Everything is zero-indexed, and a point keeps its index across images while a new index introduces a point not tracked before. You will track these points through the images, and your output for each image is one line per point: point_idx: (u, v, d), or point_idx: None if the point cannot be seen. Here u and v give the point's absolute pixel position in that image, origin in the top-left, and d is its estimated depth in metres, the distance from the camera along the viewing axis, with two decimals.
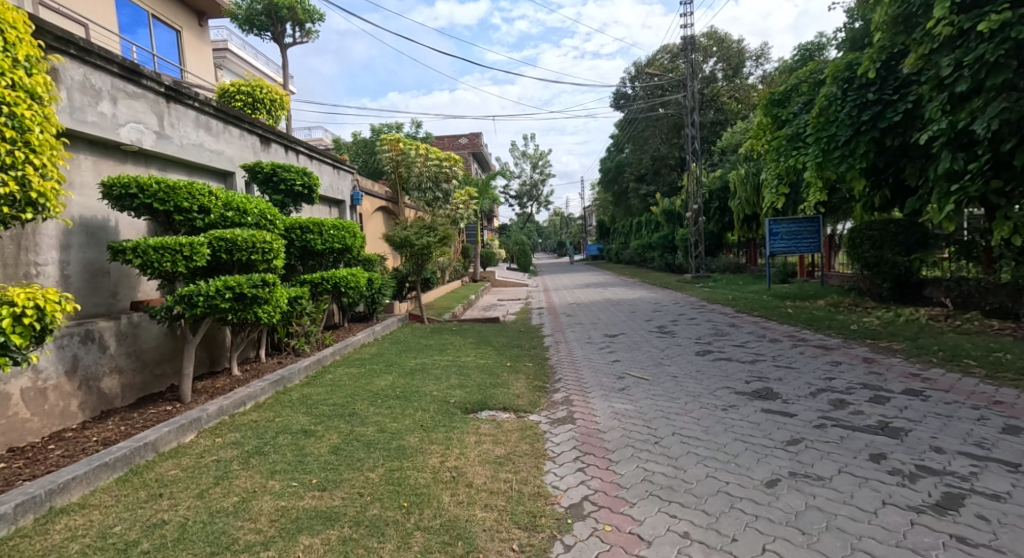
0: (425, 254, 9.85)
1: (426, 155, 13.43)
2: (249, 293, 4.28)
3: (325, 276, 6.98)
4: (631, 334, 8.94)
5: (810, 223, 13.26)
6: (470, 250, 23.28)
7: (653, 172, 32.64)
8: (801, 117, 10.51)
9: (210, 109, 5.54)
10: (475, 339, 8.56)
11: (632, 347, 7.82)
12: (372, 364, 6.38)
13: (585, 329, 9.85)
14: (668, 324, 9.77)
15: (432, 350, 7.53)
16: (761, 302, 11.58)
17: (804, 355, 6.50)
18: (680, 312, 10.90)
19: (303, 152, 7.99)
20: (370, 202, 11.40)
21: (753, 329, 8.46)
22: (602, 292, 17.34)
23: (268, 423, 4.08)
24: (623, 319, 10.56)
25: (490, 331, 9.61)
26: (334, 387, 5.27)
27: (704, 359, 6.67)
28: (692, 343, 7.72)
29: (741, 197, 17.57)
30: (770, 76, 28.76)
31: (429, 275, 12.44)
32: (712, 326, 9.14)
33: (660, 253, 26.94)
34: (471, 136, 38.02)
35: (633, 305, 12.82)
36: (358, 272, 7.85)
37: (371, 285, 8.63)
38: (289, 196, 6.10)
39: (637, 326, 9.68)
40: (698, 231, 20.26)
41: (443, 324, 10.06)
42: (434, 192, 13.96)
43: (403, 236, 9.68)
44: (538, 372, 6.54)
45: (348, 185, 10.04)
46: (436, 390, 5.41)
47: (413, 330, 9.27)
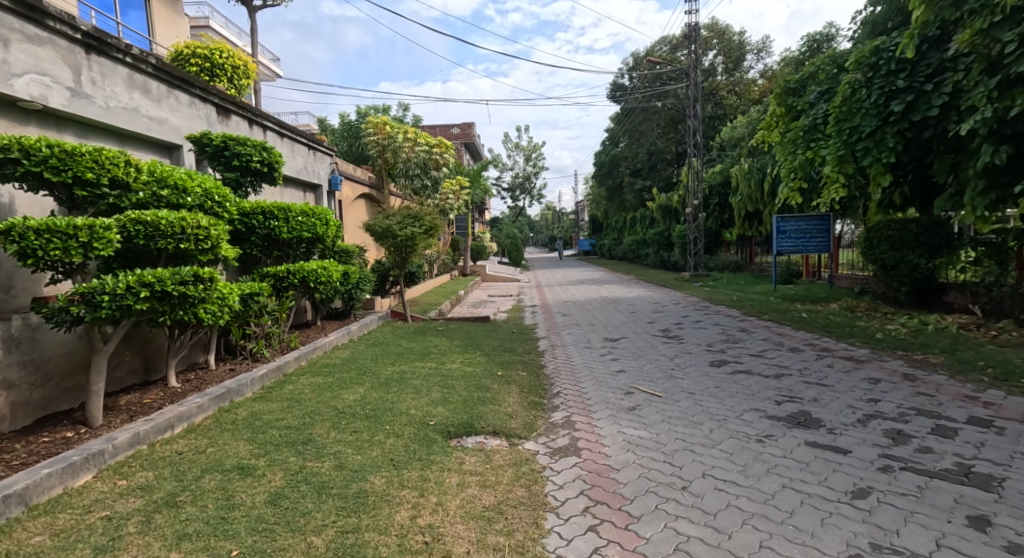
0: (410, 246, 8.99)
1: (414, 139, 12.56)
2: (174, 291, 3.42)
3: (291, 269, 6.13)
4: (634, 339, 8.17)
5: (819, 221, 12.54)
6: (461, 242, 22.42)
7: (649, 167, 31.92)
8: (820, 106, 9.75)
9: (148, 67, 4.67)
10: (460, 342, 7.73)
11: (636, 354, 7.04)
12: (342, 372, 5.53)
13: (583, 331, 9.07)
14: (673, 327, 9.01)
15: (413, 354, 6.70)
16: (769, 304, 10.85)
17: (834, 369, 5.75)
18: (684, 314, 10.16)
19: (271, 129, 7.12)
20: (351, 190, 10.48)
21: (768, 336, 7.71)
22: (597, 289, 16.57)
23: (192, 457, 3.22)
24: (623, 321, 9.78)
25: (479, 332, 8.77)
26: (291, 403, 4.43)
27: (720, 371, 5.91)
28: (702, 351, 6.95)
29: (744, 193, 16.84)
30: (771, 71, 28.04)
31: (414, 269, 11.59)
32: (722, 331, 8.38)
33: (655, 250, 26.26)
34: (464, 126, 37.11)
35: (632, 305, 12.04)
36: (331, 264, 6.98)
37: (347, 279, 7.78)
38: (246, 174, 5.21)
39: (639, 329, 8.90)
40: (698, 227, 19.55)
41: (427, 323, 9.22)
42: (422, 180, 13.10)
43: (385, 225, 8.82)
44: (533, 383, 5.74)
45: (326, 168, 9.15)
46: (413, 408, 4.57)
47: (394, 330, 8.43)
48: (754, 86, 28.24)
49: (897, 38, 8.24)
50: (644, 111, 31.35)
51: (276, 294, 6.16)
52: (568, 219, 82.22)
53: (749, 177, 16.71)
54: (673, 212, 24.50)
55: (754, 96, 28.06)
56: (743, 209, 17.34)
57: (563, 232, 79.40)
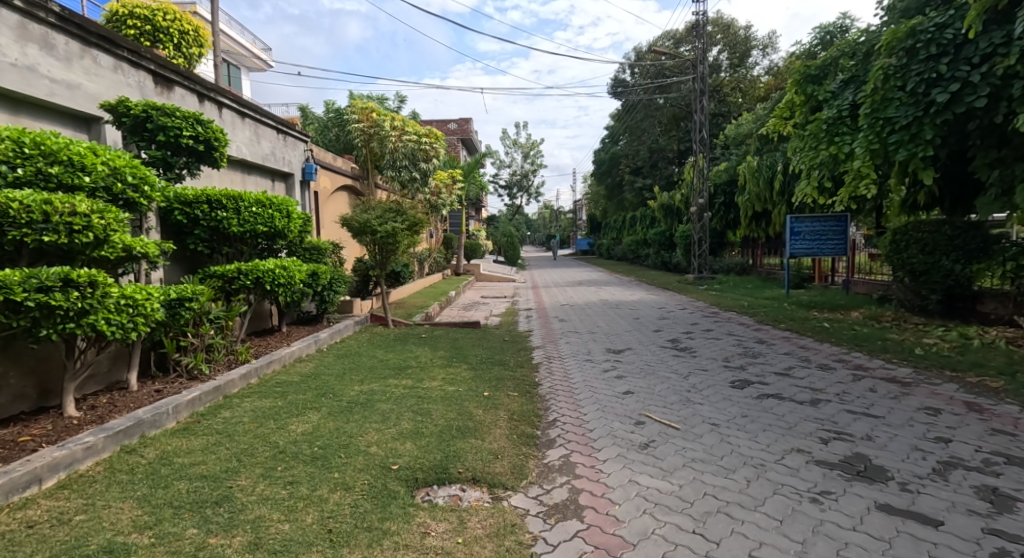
0: (390, 243, 8.06)
1: (400, 129, 11.60)
2: (31, 300, 2.91)
3: (243, 268, 5.24)
4: (640, 350, 7.32)
5: (836, 222, 11.72)
6: (454, 240, 21.50)
7: (650, 165, 31.14)
8: (846, 95, 8.89)
9: (51, 16, 3.75)
10: (443, 353, 6.85)
11: (644, 370, 6.18)
12: (297, 393, 4.66)
13: (584, 340, 8.19)
14: (683, 337, 8.15)
15: (387, 369, 5.82)
16: (784, 311, 10.02)
17: (878, 394, 4.90)
18: (693, 322, 9.33)
19: (229, 107, 6.20)
20: (327, 181, 9.56)
21: (791, 350, 6.87)
22: (596, 291, 15.71)
23: (48, 534, 2.39)
24: (626, 329, 8.91)
25: (467, 341, 7.89)
26: (219, 439, 3.53)
27: (744, 394, 5.06)
28: (719, 368, 6.10)
29: (752, 191, 15.99)
30: (778, 67, 27.27)
31: (399, 269, 10.68)
32: (737, 343, 7.53)
33: (656, 251, 25.45)
34: (461, 122, 36.27)
35: (634, 310, 11.19)
36: (295, 263, 6.09)
37: (317, 279, 6.87)
38: (176, 152, 4.32)
39: (644, 339, 8.05)
40: (702, 228, 18.70)
41: (408, 330, 8.32)
42: (410, 172, 12.11)
43: (363, 219, 7.90)
44: (526, 408, 4.87)
45: (298, 155, 8.23)
46: (374, 445, 3.72)
47: (371, 338, 7.53)
48: (760, 83, 27.48)
49: (937, 19, 7.40)
50: (646, 107, 30.52)
51: (226, 297, 5.27)
52: (567, 218, 81.36)
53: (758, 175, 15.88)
54: (675, 212, 23.70)
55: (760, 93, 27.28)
56: (750, 209, 16.51)
57: (561, 231, 78.60)
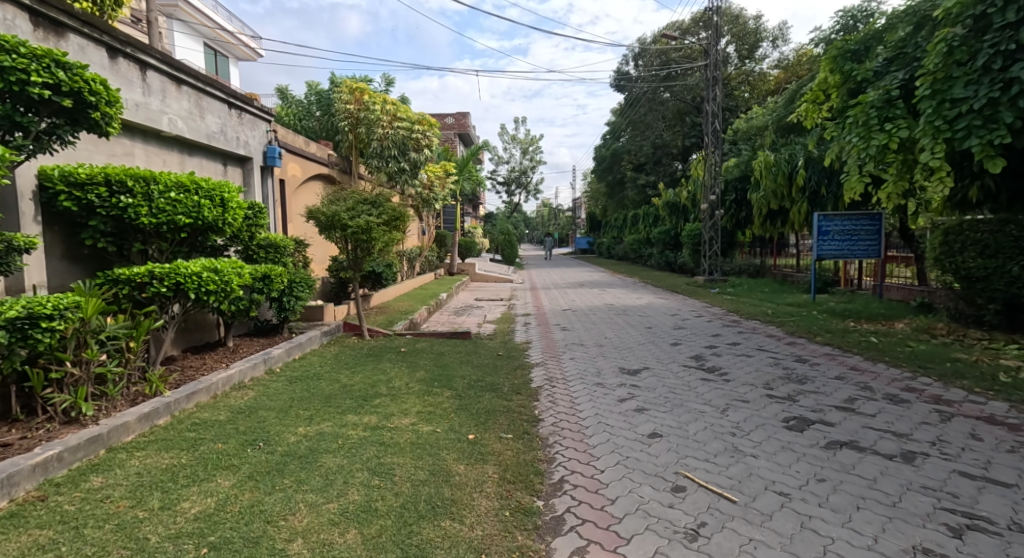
0: (364, 241, 6.84)
1: (393, 113, 10.27)
2: None
3: (157, 272, 4.04)
4: (659, 369, 6.16)
5: (869, 221, 10.56)
6: (448, 238, 20.29)
7: (653, 161, 29.96)
8: (894, 75, 7.74)
9: None
10: (420, 375, 5.65)
11: (669, 401, 5.00)
12: (216, 442, 3.46)
13: (591, 356, 7.01)
14: (707, 353, 6.96)
15: (346, 401, 4.62)
16: (815, 321, 8.85)
17: (987, 444, 3.72)
18: (714, 335, 8.18)
19: (156, 68, 4.99)
20: (297, 168, 8.36)
21: (843, 375, 5.69)
22: (599, 294, 14.55)
23: None
24: (639, 342, 7.76)
25: (453, 357, 6.70)
26: (57, 538, 2.35)
27: (807, 441, 3.88)
28: (761, 399, 4.94)
29: (768, 186, 14.85)
30: (789, 60, 25.98)
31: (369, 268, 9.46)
32: (773, 363, 6.34)
33: (660, 251, 24.31)
34: (458, 116, 34.95)
35: (644, 318, 10.02)
36: (237, 265, 4.89)
37: (269, 284, 5.67)
38: (36, 110, 3.31)
39: (661, 355, 6.88)
40: (713, 227, 17.49)
41: (384, 343, 7.15)
42: (399, 162, 10.78)
43: (331, 211, 6.68)
44: (524, 461, 3.69)
45: (258, 136, 7.03)
46: (296, 539, 2.54)
47: (337, 354, 6.33)
48: (770, 77, 26.22)
49: None
50: (650, 101, 29.26)
51: (134, 309, 4.07)
52: (566, 216, 80.15)
53: (774, 170, 14.72)
54: (680, 209, 22.55)
55: (769, 86, 26.04)
56: (766, 207, 15.34)
57: (560, 229, 77.47)
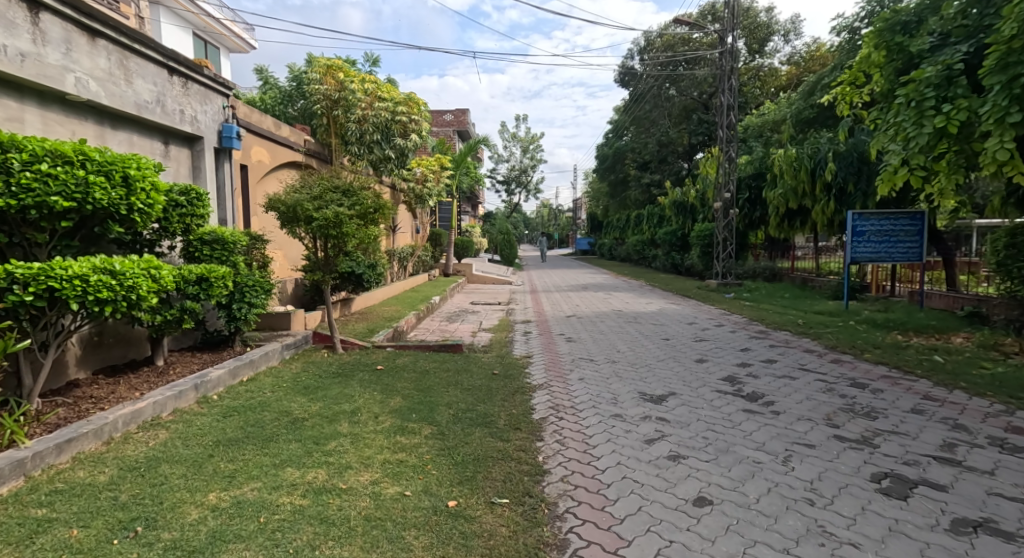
0: (333, 236, 5.71)
1: (372, 93, 9.27)
2: None
3: (19, 273, 2.92)
4: (688, 396, 5.08)
5: (910, 221, 9.44)
6: (444, 237, 19.19)
7: (658, 160, 28.86)
8: (955, 48, 6.64)
9: None
10: (393, 406, 4.54)
11: (710, 443, 3.92)
12: (71, 529, 2.37)
13: (604, 377, 5.92)
14: (742, 374, 5.87)
15: (290, 446, 3.50)
16: (855, 334, 7.78)
17: None
18: (743, 351, 7.10)
19: (53, 11, 3.92)
20: (264, 154, 7.26)
21: (920, 407, 4.58)
22: (605, 299, 13.49)
23: None
24: (658, 359, 6.66)
25: (439, 377, 5.60)
26: None
27: (922, 519, 2.78)
28: (829, 442, 3.84)
29: (788, 183, 13.73)
30: (802, 54, 24.86)
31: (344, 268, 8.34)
32: (825, 388, 5.24)
33: (666, 253, 23.26)
34: (457, 113, 33.80)
35: (659, 328, 8.94)
36: (154, 263, 3.71)
37: (208, 288, 4.55)
38: None
39: (687, 377, 5.80)
40: (726, 227, 16.38)
41: (357, 360, 6.04)
42: (383, 148, 9.72)
43: (293, 200, 5.57)
44: (524, 549, 2.61)
45: (210, 111, 5.95)
46: None
47: (297, 376, 5.21)
48: (782, 72, 25.09)
49: None
50: (656, 97, 28.11)
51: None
52: (566, 217, 79.03)
53: (795, 165, 13.62)
54: (688, 209, 21.48)
55: (781, 81, 24.92)
56: (784, 206, 14.26)
57: (560, 230, 76.49)
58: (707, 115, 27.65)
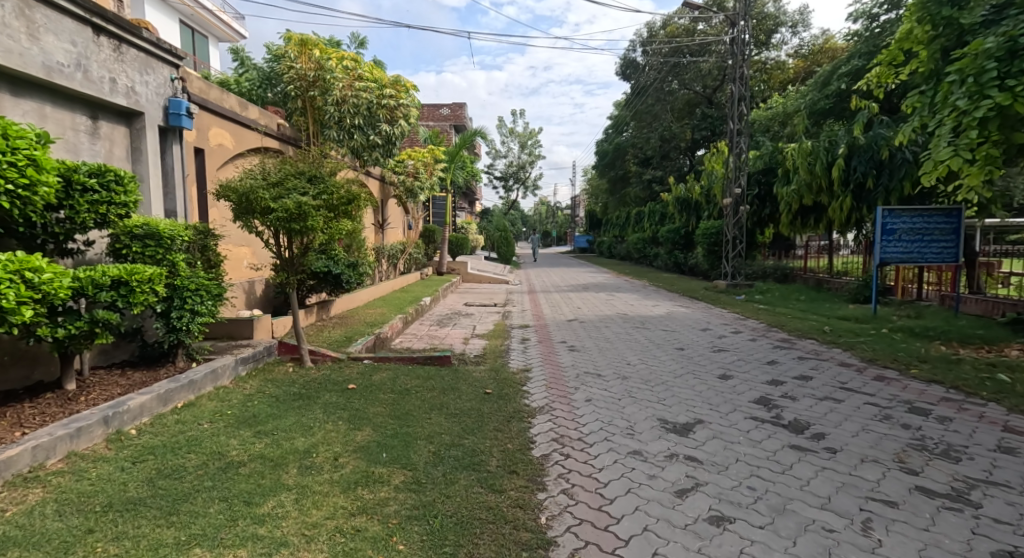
0: (297, 231, 4.83)
1: (351, 71, 8.45)
2: None
3: None
4: (718, 426, 4.23)
5: (945, 219, 8.59)
6: (437, 234, 18.31)
7: (660, 155, 27.98)
8: (1017, 19, 5.79)
9: None
10: (360, 442, 3.67)
11: (760, 499, 3.07)
12: None
13: (615, 398, 5.09)
14: (776, 395, 5.03)
15: (210, 508, 2.65)
16: (893, 344, 6.94)
17: None
18: (770, 364, 6.27)
19: None
20: (226, 137, 6.39)
21: (1006, 444, 3.74)
22: (607, 300, 12.66)
23: None
24: (675, 375, 5.81)
25: (421, 400, 4.74)
26: None
27: None
28: (913, 497, 2.98)
29: (802, 178, 12.87)
30: (811, 47, 23.93)
31: (318, 266, 7.45)
32: (880, 415, 4.40)
33: (670, 251, 22.45)
34: (453, 107, 32.82)
35: (671, 336, 8.08)
36: (35, 261, 2.90)
37: (129, 294, 3.67)
38: None
39: (713, 399, 4.96)
40: (736, 225, 15.51)
41: (326, 377, 5.15)
42: (366, 134, 8.82)
43: (247, 186, 4.64)
44: None
45: (152, 82, 5.06)
46: None
47: (248, 401, 4.30)
48: (789, 65, 24.17)
49: None
50: (658, 91, 27.20)
51: None
52: (564, 215, 78.12)
53: (811, 159, 12.76)
54: (692, 206, 20.63)
55: (788, 75, 24.03)
56: (797, 203, 13.41)
57: (558, 228, 75.67)
58: (711, 109, 26.75)
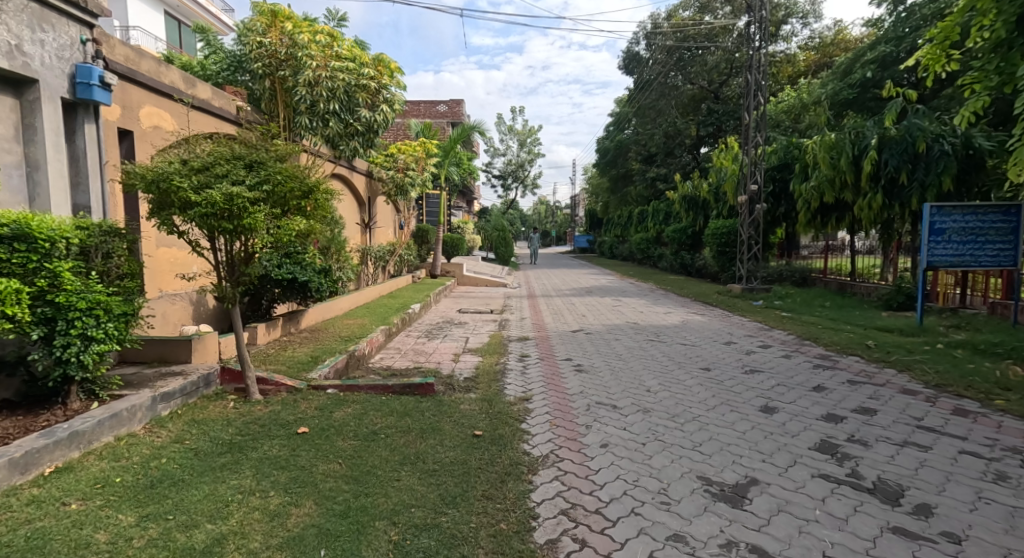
0: (232, 231, 3.77)
1: (326, 48, 7.28)
2: None
3: None
4: (781, 492, 3.18)
5: (1000, 217, 7.58)
6: (432, 234, 17.27)
7: (664, 153, 26.93)
8: None
9: None
10: (292, 531, 2.62)
11: None
12: None
13: (636, 443, 4.04)
14: (842, 439, 3.97)
15: None
16: (957, 364, 5.88)
17: None
18: (816, 391, 5.21)
19: None
20: (165, 118, 5.34)
21: None
22: (614, 306, 11.62)
23: None
24: (707, 408, 4.76)
25: (390, 451, 3.70)
26: None
27: None
28: None
29: (824, 173, 11.84)
30: (822, 39, 22.80)
31: (278, 271, 6.34)
32: (991, 475, 3.34)
33: (676, 252, 21.42)
34: (451, 104, 31.78)
35: (692, 353, 7.03)
36: None
37: None
38: None
39: (762, 445, 3.89)
40: (752, 224, 14.39)
41: (270, 418, 4.08)
42: (344, 121, 7.69)
43: (162, 171, 3.57)
44: None
45: (51, 41, 3.98)
46: None
47: (153, 459, 3.20)
48: (799, 58, 23.06)
49: None
50: (662, 85, 26.17)
51: None
52: (563, 215, 77.16)
53: (834, 153, 11.70)
54: (700, 205, 19.58)
55: (799, 68, 22.96)
56: (818, 200, 12.40)
57: (558, 227, 74.60)
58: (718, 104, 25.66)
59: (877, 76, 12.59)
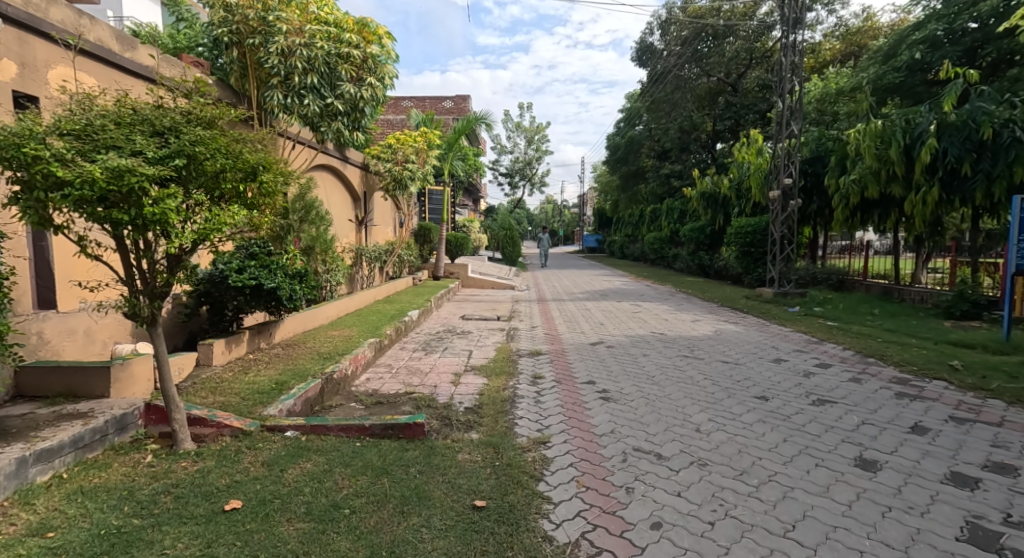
0: (130, 224, 2.66)
1: (303, 10, 6.27)
2: None
3: None
4: None
5: None
6: (434, 232, 16.12)
7: (679, 148, 25.73)
8: None
9: None
10: None
11: None
12: None
13: (701, 525, 2.90)
14: (998, 522, 2.82)
15: None
16: None
17: None
18: (919, 436, 4.05)
19: None
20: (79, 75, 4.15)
21: None
22: (634, 313, 10.47)
23: None
24: (783, 462, 3.62)
25: (352, 541, 2.59)
26: None
27: None
28: None
29: (868, 165, 10.61)
30: (848, 27, 21.47)
31: (239, 275, 5.14)
32: None
33: (693, 252, 20.19)
34: (457, 99, 30.63)
35: (739, 374, 5.89)
36: None
37: None
38: None
39: (885, 532, 2.77)
40: (784, 221, 13.15)
41: (196, 483, 2.97)
42: (324, 97, 6.61)
43: (17, 136, 2.45)
44: None
45: None
46: None
47: None
48: (824, 48, 21.79)
49: None
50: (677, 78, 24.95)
51: None
52: (571, 214, 75.86)
53: (881, 142, 10.47)
54: (719, 202, 18.31)
55: (824, 58, 21.69)
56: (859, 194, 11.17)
57: (565, 227, 73.30)
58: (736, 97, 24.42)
59: (927, 57, 11.35)
